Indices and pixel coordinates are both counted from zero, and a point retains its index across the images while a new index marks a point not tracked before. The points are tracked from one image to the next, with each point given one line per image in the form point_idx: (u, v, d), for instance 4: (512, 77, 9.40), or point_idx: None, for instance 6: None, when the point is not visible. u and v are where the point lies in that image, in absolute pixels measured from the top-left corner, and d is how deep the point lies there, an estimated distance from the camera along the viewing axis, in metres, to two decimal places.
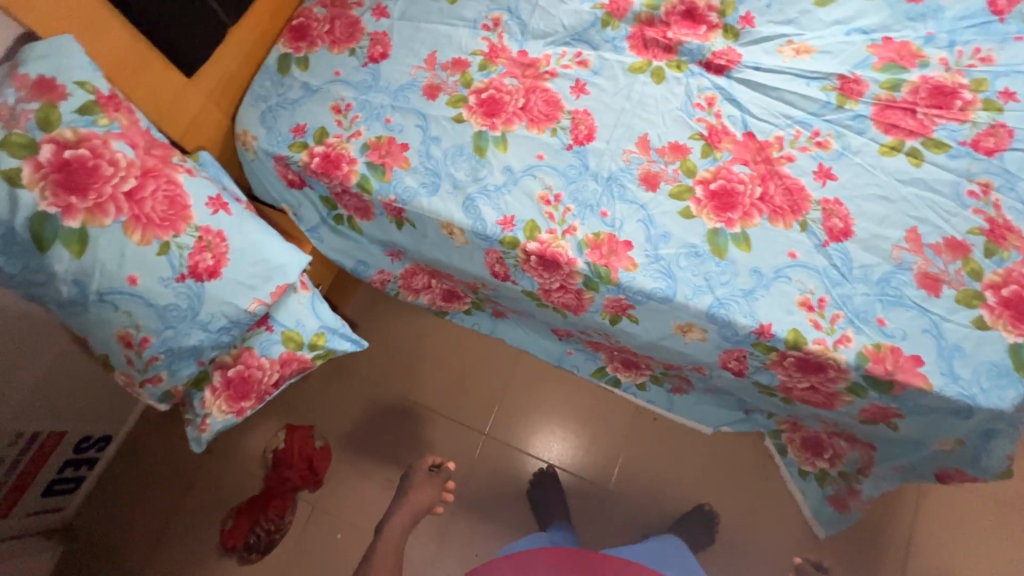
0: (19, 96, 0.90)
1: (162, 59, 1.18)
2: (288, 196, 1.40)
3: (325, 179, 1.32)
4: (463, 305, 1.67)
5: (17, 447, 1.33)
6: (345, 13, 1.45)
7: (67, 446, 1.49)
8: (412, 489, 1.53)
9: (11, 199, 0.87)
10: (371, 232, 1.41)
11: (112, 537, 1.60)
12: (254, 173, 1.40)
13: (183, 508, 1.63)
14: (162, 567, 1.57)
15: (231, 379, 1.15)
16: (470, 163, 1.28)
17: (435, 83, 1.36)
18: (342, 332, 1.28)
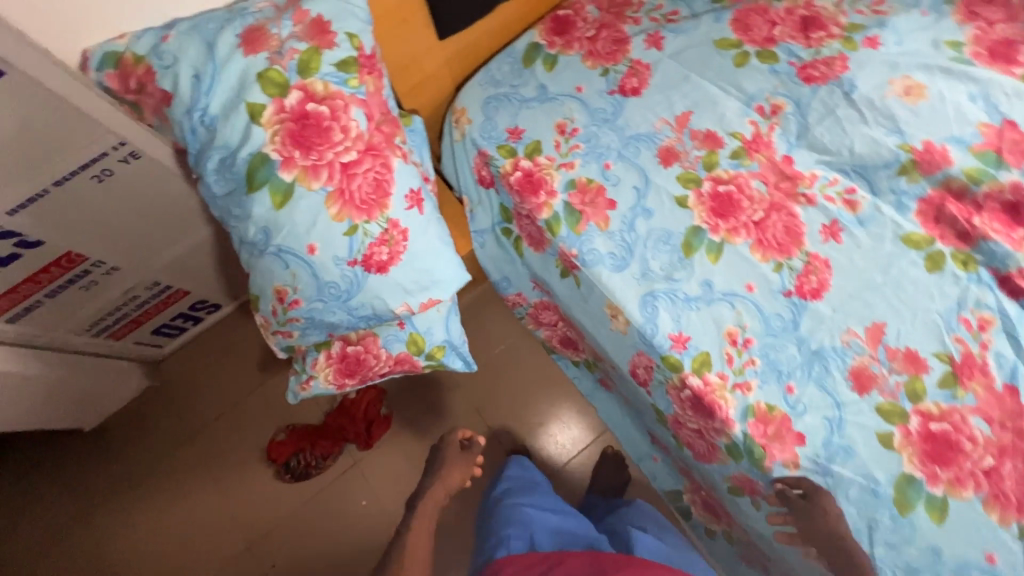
0: (291, 31, 0.85)
1: (426, 19, 1.11)
2: (471, 189, 1.32)
3: (516, 196, 1.22)
4: (576, 356, 1.56)
5: (152, 290, 1.46)
6: (616, 25, 1.29)
7: (186, 301, 1.61)
8: (442, 465, 1.48)
9: (244, 132, 0.85)
10: (529, 261, 1.31)
11: (188, 390, 1.73)
12: (450, 152, 1.33)
13: (252, 398, 1.73)
14: (217, 440, 1.69)
15: (347, 355, 1.13)
16: (671, 257, 1.13)
17: (675, 149, 1.19)
18: (461, 351, 1.23)
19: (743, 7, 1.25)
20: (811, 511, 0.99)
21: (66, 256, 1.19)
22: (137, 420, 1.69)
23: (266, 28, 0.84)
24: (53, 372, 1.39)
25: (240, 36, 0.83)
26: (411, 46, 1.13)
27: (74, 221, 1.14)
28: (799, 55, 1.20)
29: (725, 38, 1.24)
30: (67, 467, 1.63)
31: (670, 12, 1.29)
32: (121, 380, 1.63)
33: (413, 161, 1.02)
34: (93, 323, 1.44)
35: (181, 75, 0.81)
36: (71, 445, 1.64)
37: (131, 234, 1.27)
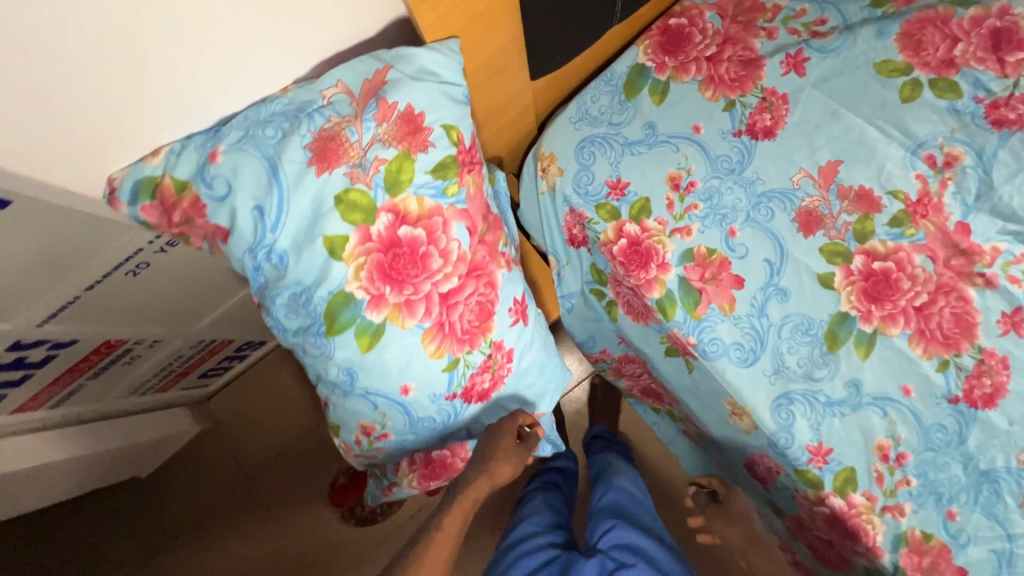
0: (376, 134, 0.64)
1: (525, 64, 0.86)
2: (558, 247, 1.12)
3: (619, 265, 1.03)
4: (657, 406, 1.40)
5: (196, 348, 1.33)
6: (745, 39, 1.02)
7: (231, 347, 1.48)
8: (495, 455, 0.83)
9: (322, 270, 0.67)
10: (625, 329, 1.14)
11: (241, 430, 1.65)
12: (534, 204, 1.12)
13: (308, 438, 1.65)
14: (276, 481, 1.63)
15: (432, 459, 0.87)
16: (810, 352, 0.95)
17: (819, 211, 0.97)
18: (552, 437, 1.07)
19: (916, 16, 0.97)
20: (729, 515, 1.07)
21: (105, 343, 1.04)
22: (195, 462, 1.63)
23: (342, 134, 0.63)
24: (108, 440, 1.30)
25: (311, 148, 0.62)
26: (501, 94, 0.89)
27: (114, 314, 0.98)
28: (988, 87, 0.94)
29: (889, 60, 0.97)
30: (124, 516, 1.56)
31: (815, 22, 1.01)
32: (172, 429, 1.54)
33: (515, 261, 0.83)
34: (139, 385, 1.33)
35: (240, 209, 0.62)
36: (125, 492, 1.58)
37: (170, 309, 1.11)
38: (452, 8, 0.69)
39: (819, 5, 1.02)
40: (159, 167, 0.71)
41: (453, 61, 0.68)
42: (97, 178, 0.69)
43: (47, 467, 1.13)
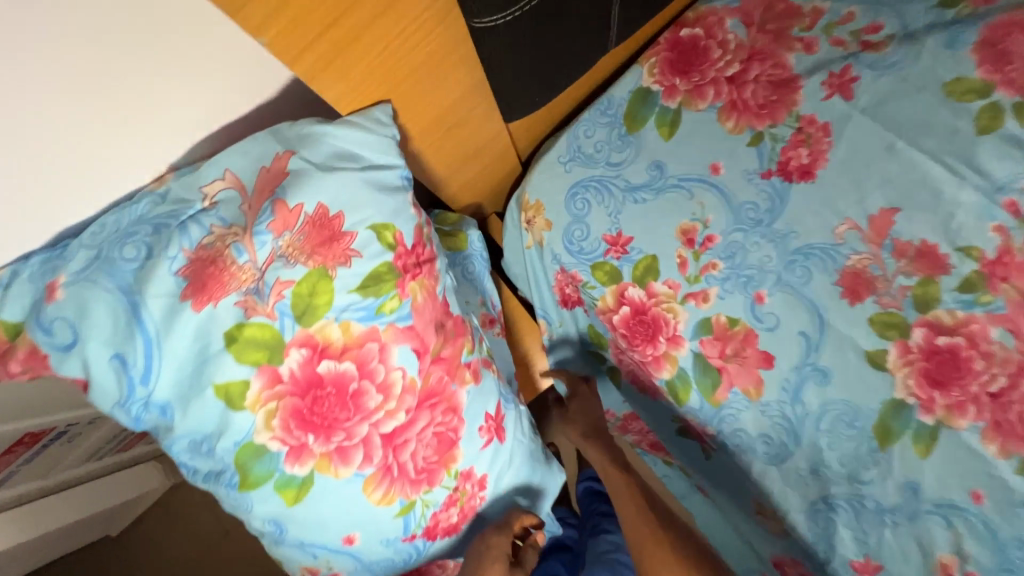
0: (275, 248, 0.48)
1: (487, 107, 0.70)
2: (552, 306, 0.95)
3: (620, 334, 0.88)
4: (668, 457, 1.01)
5: None
6: (776, 54, 0.82)
7: None
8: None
9: (219, 422, 0.50)
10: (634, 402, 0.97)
11: None
12: (521, 257, 0.94)
13: None
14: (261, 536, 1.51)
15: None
16: (856, 447, 0.78)
17: (869, 273, 0.78)
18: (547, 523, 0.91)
19: (1000, 20, 0.76)
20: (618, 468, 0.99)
21: (28, 434, 0.86)
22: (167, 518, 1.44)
23: (226, 255, 0.47)
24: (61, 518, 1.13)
25: (185, 275, 0.46)
26: (460, 149, 0.73)
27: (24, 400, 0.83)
28: None
29: (962, 78, 0.77)
30: None
31: (865, 29, 0.81)
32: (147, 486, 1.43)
33: (489, 363, 0.66)
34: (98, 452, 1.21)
35: (94, 360, 0.46)
36: None
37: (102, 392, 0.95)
38: (370, 69, 0.58)
39: (872, 6, 0.81)
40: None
41: (377, 139, 0.54)
42: None
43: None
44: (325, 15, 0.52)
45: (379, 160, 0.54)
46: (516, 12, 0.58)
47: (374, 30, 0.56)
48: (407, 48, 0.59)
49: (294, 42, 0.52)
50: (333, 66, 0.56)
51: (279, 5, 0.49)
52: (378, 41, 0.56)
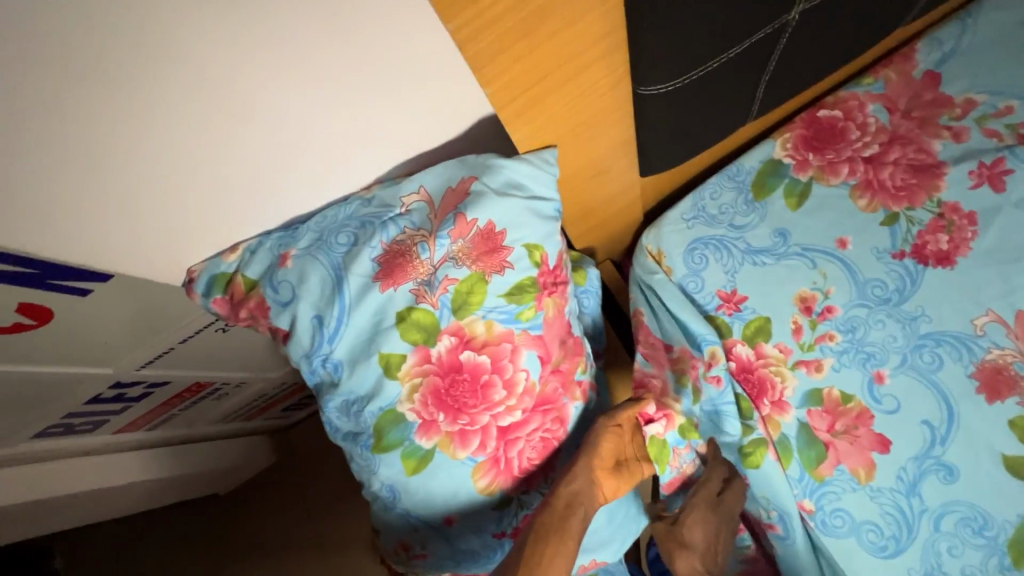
0: (449, 251, 0.60)
1: (631, 159, 0.78)
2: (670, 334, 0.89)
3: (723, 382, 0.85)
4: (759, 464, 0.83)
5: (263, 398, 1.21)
6: (919, 140, 0.83)
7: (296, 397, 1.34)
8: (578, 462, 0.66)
9: (375, 386, 0.61)
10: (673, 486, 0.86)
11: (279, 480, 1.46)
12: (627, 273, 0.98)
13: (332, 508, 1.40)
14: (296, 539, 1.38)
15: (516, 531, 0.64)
16: (983, 560, 0.71)
17: (1013, 370, 0.73)
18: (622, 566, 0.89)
19: None
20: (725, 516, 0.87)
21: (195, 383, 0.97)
22: (264, 492, 1.44)
23: (413, 251, 0.59)
24: (192, 466, 1.17)
25: (379, 262, 0.59)
26: (597, 195, 0.81)
27: (205, 355, 0.92)
28: None
29: None
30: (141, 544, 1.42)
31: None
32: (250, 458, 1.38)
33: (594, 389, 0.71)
34: (231, 413, 1.21)
35: (301, 317, 0.59)
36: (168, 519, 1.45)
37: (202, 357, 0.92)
38: (552, 121, 0.67)
39: None
40: (233, 264, 0.72)
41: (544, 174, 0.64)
42: (176, 271, 0.71)
43: (151, 483, 1.07)
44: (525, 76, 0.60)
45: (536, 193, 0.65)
46: (680, 83, 0.66)
47: (565, 91, 0.64)
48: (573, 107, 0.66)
49: (504, 93, 0.61)
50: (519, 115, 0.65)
51: (506, 67, 0.58)
52: (565, 98, 0.65)
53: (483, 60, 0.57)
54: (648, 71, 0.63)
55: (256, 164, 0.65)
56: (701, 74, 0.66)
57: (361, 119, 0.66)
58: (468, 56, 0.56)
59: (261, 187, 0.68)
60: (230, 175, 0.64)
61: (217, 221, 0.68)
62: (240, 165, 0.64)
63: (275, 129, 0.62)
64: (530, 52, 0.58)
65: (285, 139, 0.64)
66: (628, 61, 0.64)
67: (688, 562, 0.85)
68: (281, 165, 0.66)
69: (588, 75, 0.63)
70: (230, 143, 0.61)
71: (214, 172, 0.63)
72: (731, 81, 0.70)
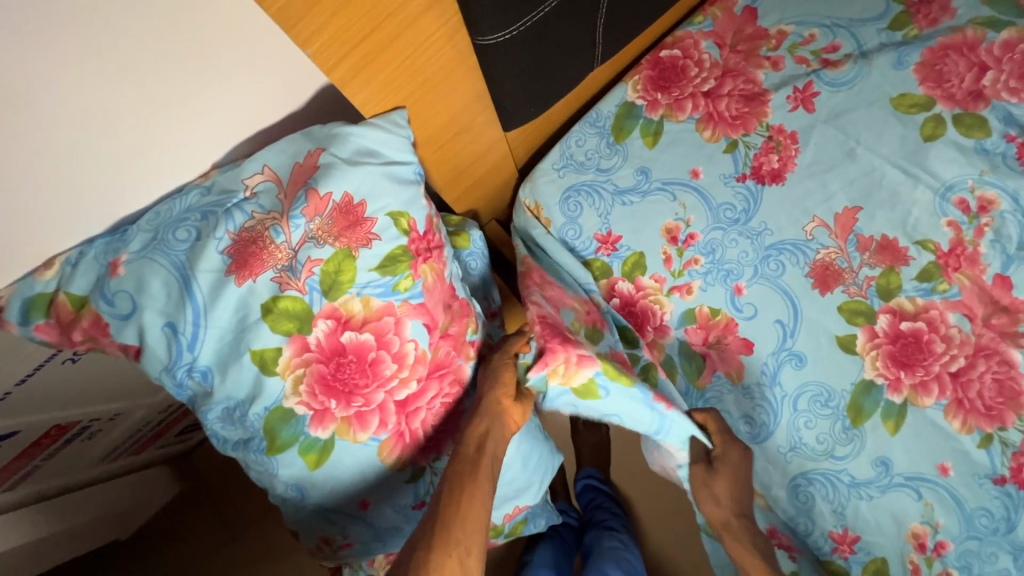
0: (307, 231, 0.57)
1: (490, 115, 0.78)
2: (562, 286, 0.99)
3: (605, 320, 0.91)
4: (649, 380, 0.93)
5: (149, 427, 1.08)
6: (747, 71, 0.92)
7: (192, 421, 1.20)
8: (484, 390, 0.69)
9: (254, 387, 0.57)
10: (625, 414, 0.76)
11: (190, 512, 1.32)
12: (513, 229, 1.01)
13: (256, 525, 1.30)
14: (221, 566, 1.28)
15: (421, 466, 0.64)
16: (831, 426, 0.84)
17: (837, 265, 0.86)
18: (548, 506, 0.95)
19: (938, 43, 0.86)
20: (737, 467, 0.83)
21: (55, 427, 0.83)
22: (174, 531, 1.31)
23: (266, 236, 0.56)
24: (77, 519, 1.02)
25: (230, 253, 0.55)
26: (463, 155, 0.81)
27: (57, 390, 0.80)
28: (1021, 122, 0.82)
29: (907, 94, 0.86)
30: None
31: (825, 49, 0.90)
32: (150, 495, 1.23)
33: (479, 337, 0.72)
34: (112, 452, 1.06)
35: (149, 327, 0.54)
36: None
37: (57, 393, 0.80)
38: (392, 77, 0.65)
39: (830, 29, 0.91)
40: (53, 282, 0.63)
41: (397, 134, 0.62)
42: None
43: (28, 549, 0.92)
44: (353, 36, 0.58)
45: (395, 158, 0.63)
46: (515, 32, 0.66)
47: (398, 44, 0.62)
48: (414, 65, 0.65)
49: (332, 52, 0.59)
50: (357, 75, 0.63)
51: (325, 21, 0.56)
52: (401, 53, 0.63)
53: (295, 15, 0.54)
54: (478, 21, 0.62)
55: (70, 164, 0.58)
56: (534, 21, 0.67)
57: (179, 96, 0.61)
58: (279, 14, 0.53)
59: (84, 189, 0.61)
60: (27, 171, 0.56)
61: (37, 235, 0.61)
62: (45, 167, 0.56)
63: (83, 122, 0.56)
64: (346, 4, 0.56)
65: (96, 130, 0.58)
66: (456, 8, 0.63)
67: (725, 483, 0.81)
68: (101, 161, 0.60)
69: (418, 27, 0.62)
70: (24, 143, 0.54)
71: (13, 177, 0.55)
72: (568, 29, 0.72)
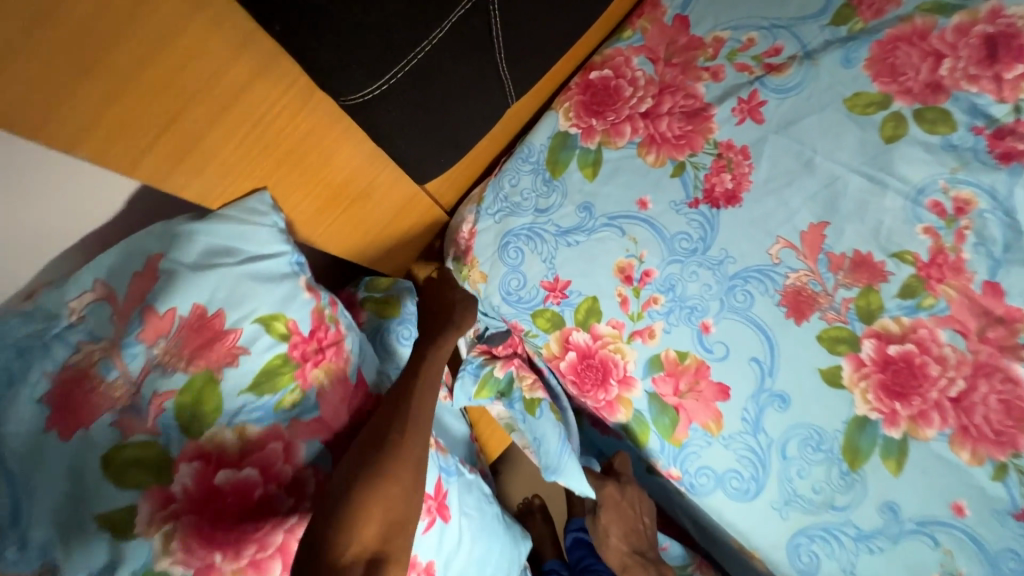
0: (150, 359, 0.58)
1: (387, 173, 0.79)
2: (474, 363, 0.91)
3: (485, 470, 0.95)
4: (614, 414, 0.84)
5: None
6: (685, 85, 0.83)
7: None
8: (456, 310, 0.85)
9: (110, 550, 0.53)
10: (545, 441, 0.87)
11: None
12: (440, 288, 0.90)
13: None
14: None
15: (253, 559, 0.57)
16: (827, 473, 0.74)
17: (810, 290, 0.77)
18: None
19: (886, 35, 0.78)
20: (630, 498, 0.90)
21: None
22: None
23: (95, 374, 0.56)
24: None
25: (50, 402, 0.55)
26: (366, 217, 0.82)
27: None
28: (988, 112, 0.74)
29: (860, 93, 0.78)
30: None
31: (767, 52, 0.82)
32: None
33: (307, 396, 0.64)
34: None
35: None
36: None
37: None
38: (238, 149, 0.66)
39: (769, 30, 0.83)
40: None
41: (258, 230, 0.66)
42: None
43: None
44: (150, 123, 0.59)
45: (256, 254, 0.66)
46: (389, 83, 0.59)
47: (229, 115, 0.63)
48: (259, 133, 0.66)
49: (132, 139, 0.59)
50: (184, 160, 0.63)
51: (103, 112, 0.56)
52: (237, 123, 0.64)
53: (48, 118, 0.53)
54: (328, 80, 0.57)
55: None
56: (402, 73, 0.59)
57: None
58: (41, 120, 0.53)
59: None
60: None
61: None
62: None
63: None
64: (124, 91, 0.56)
65: None
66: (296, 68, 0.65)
67: (613, 513, 0.89)
68: None
69: (247, 93, 0.63)
70: None
71: None
72: (458, 68, 0.63)
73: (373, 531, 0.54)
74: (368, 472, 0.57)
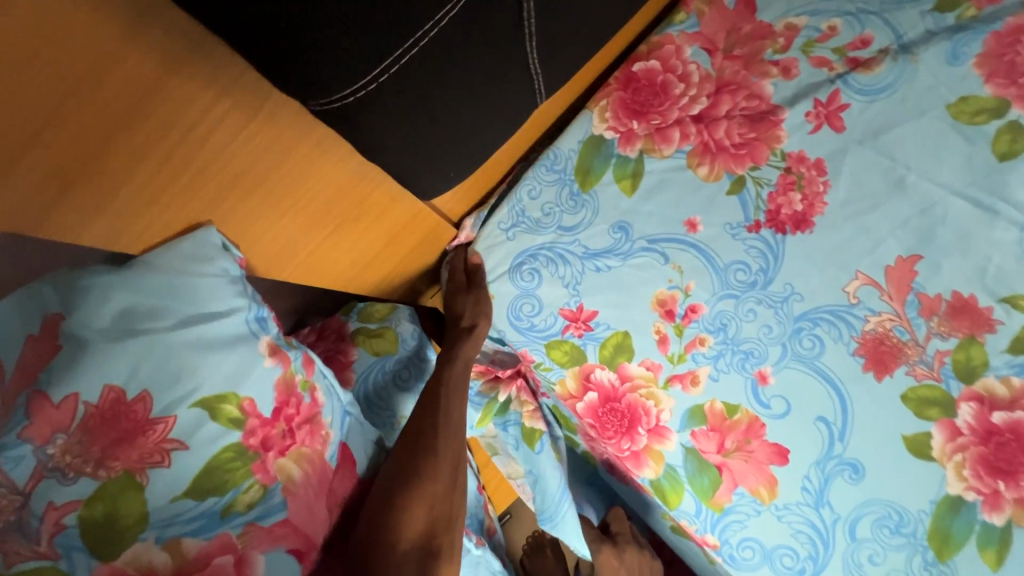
0: (42, 462, 0.44)
1: (376, 190, 0.65)
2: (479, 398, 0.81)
3: (494, 530, 0.81)
4: (643, 469, 0.72)
5: None
6: (748, 83, 0.69)
7: None
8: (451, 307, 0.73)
9: None
10: (543, 479, 0.82)
11: None
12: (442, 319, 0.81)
13: None
14: None
15: None
16: (906, 560, 0.62)
17: (895, 338, 0.63)
18: None
19: (1005, 26, 0.63)
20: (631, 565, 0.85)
21: None
22: None
23: None
24: None
25: None
26: (347, 240, 0.67)
27: None
28: None
29: (969, 98, 0.63)
30: None
31: (851, 45, 0.67)
32: None
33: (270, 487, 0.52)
34: None
35: None
36: None
37: None
38: (161, 163, 0.48)
39: (855, 17, 0.67)
40: None
41: (201, 283, 0.53)
42: None
43: None
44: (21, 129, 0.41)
45: (209, 313, 0.53)
46: (386, 75, 0.44)
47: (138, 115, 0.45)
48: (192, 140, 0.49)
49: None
50: (79, 181, 0.45)
51: None
52: (163, 132, 0.47)
53: None
54: (293, 68, 0.41)
55: None
56: (393, 70, 0.44)
57: None
58: None
59: None
60: None
61: None
62: None
63: None
64: None
65: None
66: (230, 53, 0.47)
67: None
68: None
69: (165, 87, 0.45)
70: None
71: None
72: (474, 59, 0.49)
73: (418, 525, 0.55)
74: (403, 483, 0.57)
